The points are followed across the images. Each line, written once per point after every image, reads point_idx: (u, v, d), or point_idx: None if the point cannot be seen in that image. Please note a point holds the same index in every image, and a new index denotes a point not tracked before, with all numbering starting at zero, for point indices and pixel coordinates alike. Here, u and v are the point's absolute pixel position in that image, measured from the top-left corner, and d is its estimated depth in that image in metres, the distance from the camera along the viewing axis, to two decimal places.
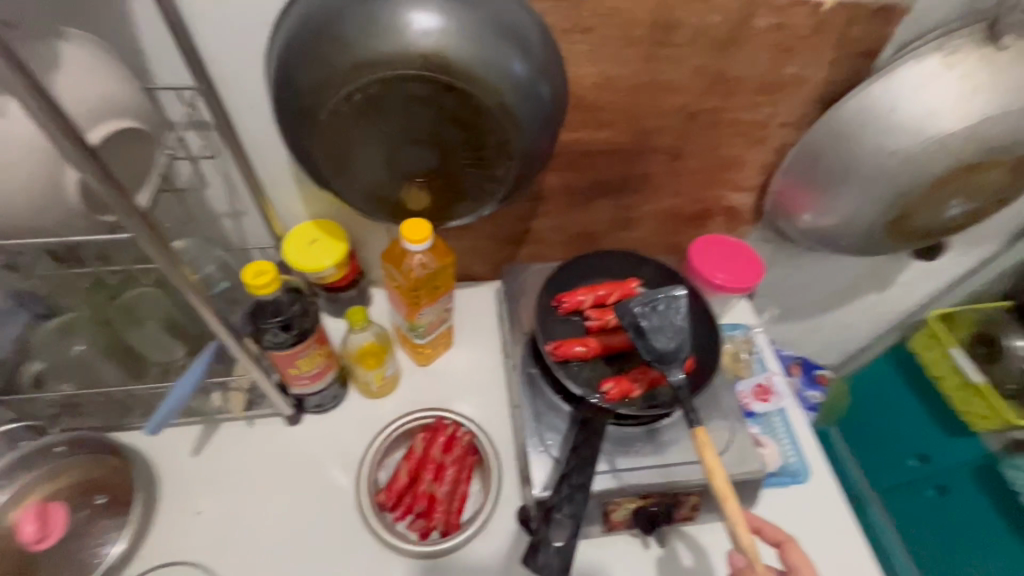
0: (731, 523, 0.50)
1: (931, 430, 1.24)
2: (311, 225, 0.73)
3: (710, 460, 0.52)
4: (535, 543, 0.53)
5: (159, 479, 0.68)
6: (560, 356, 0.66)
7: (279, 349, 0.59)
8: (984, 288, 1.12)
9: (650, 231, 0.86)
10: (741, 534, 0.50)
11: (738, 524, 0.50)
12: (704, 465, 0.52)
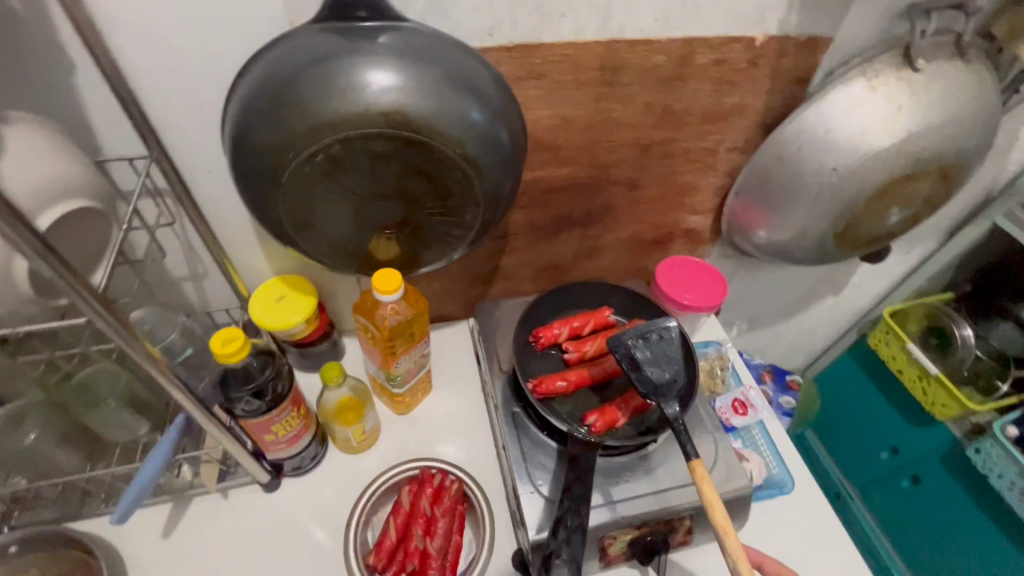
0: (733, 561, 0.50)
1: (896, 422, 1.29)
2: (278, 282, 0.72)
3: (708, 495, 0.52)
4: None
5: (127, 568, 0.63)
6: (543, 393, 0.66)
7: (253, 417, 0.57)
8: (928, 284, 1.19)
9: (616, 258, 0.88)
10: (743, 569, 0.50)
11: (740, 562, 0.50)
12: (702, 498, 0.53)
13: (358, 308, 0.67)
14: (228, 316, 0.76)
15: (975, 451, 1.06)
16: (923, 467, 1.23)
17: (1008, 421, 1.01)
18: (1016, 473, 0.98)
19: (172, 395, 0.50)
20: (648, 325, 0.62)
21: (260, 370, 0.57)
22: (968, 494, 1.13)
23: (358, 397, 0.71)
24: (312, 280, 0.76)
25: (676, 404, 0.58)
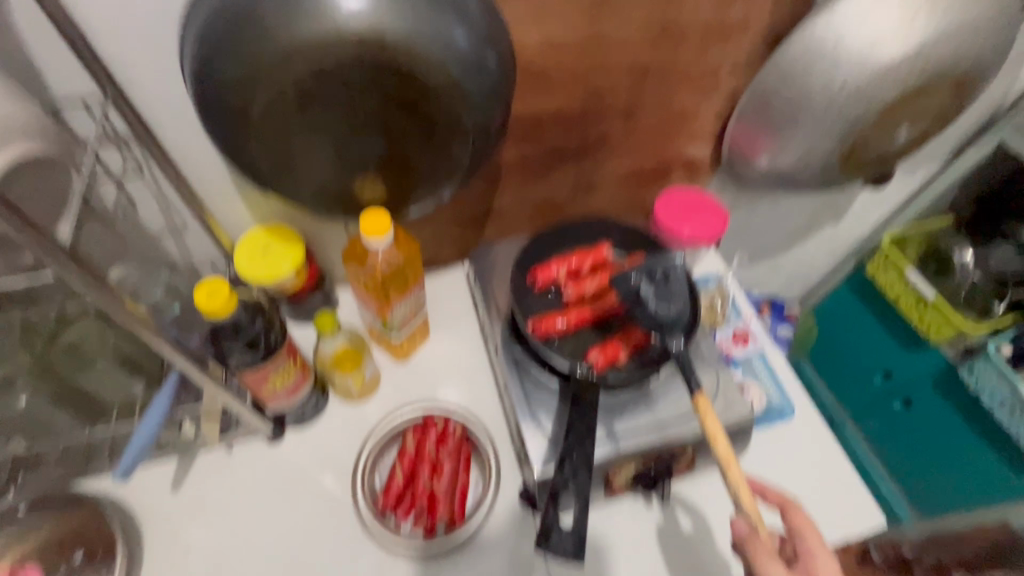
0: (734, 488, 0.52)
1: (892, 347, 1.30)
2: (261, 232, 0.68)
3: (711, 428, 0.54)
4: (545, 528, 0.51)
5: (140, 522, 0.64)
6: (542, 333, 0.65)
7: (249, 368, 0.56)
8: (930, 207, 1.17)
9: (613, 193, 0.85)
10: (743, 496, 0.52)
11: (741, 488, 0.52)
12: (705, 430, 0.54)
13: (347, 254, 0.64)
14: (213, 270, 0.73)
15: (968, 370, 1.07)
16: (914, 389, 1.26)
17: (1003, 341, 1.03)
18: (1009, 394, 1.00)
19: (159, 351, 0.48)
20: (653, 264, 0.63)
21: (251, 322, 0.55)
22: (959, 415, 1.17)
23: (354, 346, 0.70)
24: (298, 229, 0.72)
25: (680, 335, 0.59)
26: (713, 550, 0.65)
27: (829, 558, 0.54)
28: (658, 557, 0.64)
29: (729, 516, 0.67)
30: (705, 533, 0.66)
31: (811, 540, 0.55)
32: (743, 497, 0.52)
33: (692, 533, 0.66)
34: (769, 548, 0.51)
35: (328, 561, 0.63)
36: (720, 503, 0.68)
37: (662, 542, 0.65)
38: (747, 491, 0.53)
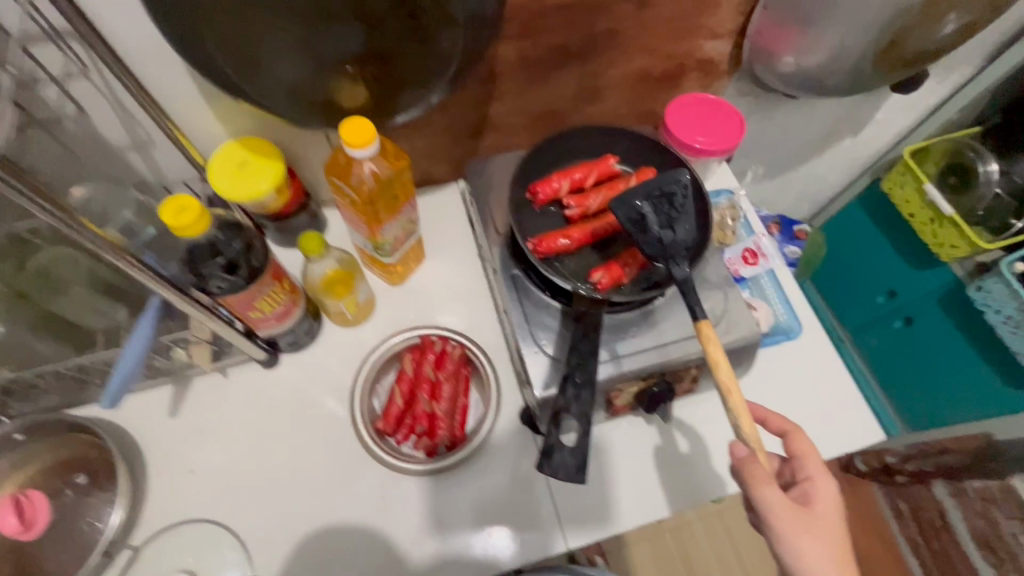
0: (734, 415, 0.51)
1: (899, 266, 1.27)
2: (235, 146, 0.62)
3: (714, 354, 0.51)
4: (548, 448, 0.50)
5: (141, 445, 0.64)
6: (544, 253, 0.60)
7: (233, 294, 0.52)
8: (960, 115, 1.09)
9: (619, 100, 0.78)
10: (743, 425, 0.51)
11: (741, 415, 0.51)
12: (707, 358, 0.52)
13: (330, 169, 0.59)
14: (188, 190, 0.68)
15: (976, 289, 1.05)
16: (918, 308, 1.25)
17: (1016, 259, 0.98)
18: (1014, 308, 0.98)
19: (130, 276, 0.44)
20: (657, 182, 0.57)
21: (227, 241, 0.52)
22: (960, 333, 1.16)
23: (346, 268, 0.66)
24: (275, 143, 0.66)
25: (688, 262, 0.56)
26: (711, 466, 0.66)
27: (829, 478, 0.54)
28: (655, 473, 0.65)
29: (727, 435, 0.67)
30: (701, 454, 0.67)
31: (812, 464, 0.56)
32: (743, 427, 0.51)
33: (688, 454, 0.66)
34: (766, 473, 0.50)
35: (331, 480, 0.63)
36: (719, 422, 0.68)
37: (659, 460, 0.66)
38: (749, 420, 0.51)
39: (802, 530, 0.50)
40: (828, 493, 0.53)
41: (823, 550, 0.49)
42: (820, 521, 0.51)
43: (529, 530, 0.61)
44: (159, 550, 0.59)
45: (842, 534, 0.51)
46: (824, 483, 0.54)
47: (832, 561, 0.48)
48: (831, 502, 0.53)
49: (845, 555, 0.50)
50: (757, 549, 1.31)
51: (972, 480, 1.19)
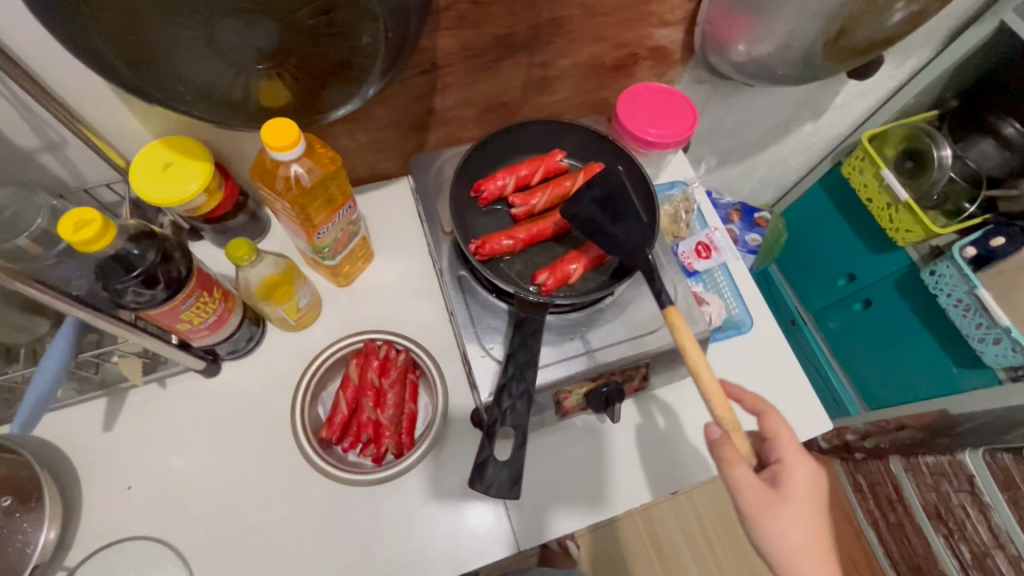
0: (708, 398, 0.49)
1: (858, 250, 1.29)
2: (158, 146, 0.59)
3: (681, 336, 0.50)
4: (480, 462, 0.49)
5: (74, 463, 0.61)
6: (486, 255, 0.59)
7: (155, 309, 0.49)
8: (917, 100, 1.09)
9: (572, 90, 0.75)
10: (718, 408, 0.49)
11: (713, 398, 0.49)
12: (677, 342, 0.51)
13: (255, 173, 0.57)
14: (113, 192, 0.64)
15: (929, 273, 1.07)
16: (877, 291, 1.27)
17: (967, 243, 1.00)
18: (965, 292, 1.00)
19: (35, 298, 0.44)
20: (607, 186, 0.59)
21: (139, 252, 0.49)
22: (916, 316, 1.19)
23: (284, 271, 0.63)
24: (204, 142, 0.63)
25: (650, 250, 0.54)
26: (664, 461, 0.66)
27: (807, 457, 0.53)
28: (638, 454, 0.66)
29: (693, 426, 0.68)
30: (677, 430, 0.68)
31: (788, 438, 0.54)
32: (716, 407, 0.49)
33: (667, 431, 0.68)
34: (736, 453, 0.50)
35: (277, 489, 0.62)
36: (673, 417, 0.69)
37: (637, 446, 0.67)
38: (722, 400, 0.50)
39: (770, 515, 0.50)
40: (803, 473, 0.52)
41: (793, 530, 0.49)
42: (789, 505, 0.50)
43: (478, 532, 0.61)
44: (96, 570, 0.57)
45: (817, 511, 0.51)
46: (798, 463, 0.52)
47: (799, 538, 0.49)
48: (803, 481, 0.51)
49: (819, 532, 0.50)
50: (724, 530, 1.34)
51: (923, 453, 1.23)
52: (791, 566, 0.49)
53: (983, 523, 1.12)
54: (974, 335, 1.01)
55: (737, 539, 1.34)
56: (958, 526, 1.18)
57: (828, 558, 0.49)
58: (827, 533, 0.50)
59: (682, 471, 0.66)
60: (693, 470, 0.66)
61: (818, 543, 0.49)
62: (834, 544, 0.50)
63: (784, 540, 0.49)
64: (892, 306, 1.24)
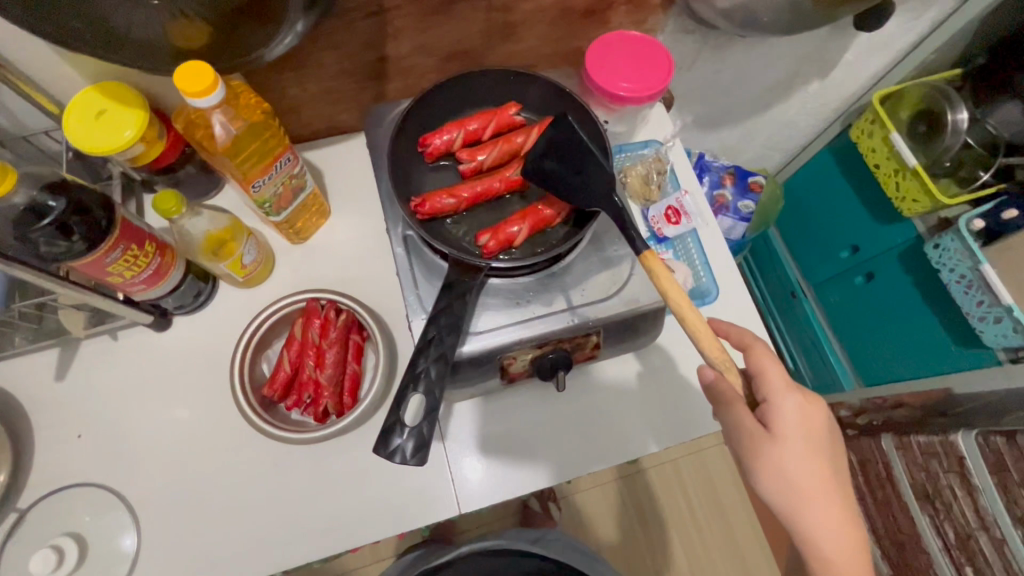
0: (694, 334, 0.48)
1: (865, 220, 1.21)
2: (93, 92, 0.56)
3: (662, 279, 0.48)
4: (387, 430, 0.48)
5: (27, 410, 0.63)
6: (428, 214, 0.56)
7: (76, 260, 0.49)
8: (935, 56, 1.00)
9: (540, 39, 0.70)
10: (710, 350, 0.49)
11: (701, 334, 0.48)
12: (658, 288, 0.49)
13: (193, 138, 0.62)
14: (54, 139, 0.63)
15: (933, 247, 1.00)
16: (880, 264, 1.20)
17: (976, 215, 0.93)
18: (970, 267, 0.93)
19: None
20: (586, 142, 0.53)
21: (53, 203, 0.48)
22: (918, 292, 1.13)
23: (226, 227, 0.61)
24: (141, 88, 0.60)
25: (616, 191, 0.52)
26: (660, 411, 0.66)
27: (794, 389, 0.49)
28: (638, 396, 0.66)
29: (649, 398, 0.66)
30: (672, 367, 0.68)
31: (777, 377, 0.50)
32: (708, 349, 0.48)
33: (630, 398, 0.66)
34: (734, 392, 0.50)
35: (221, 445, 0.62)
36: (661, 377, 0.67)
37: (627, 398, 0.66)
38: (711, 339, 0.49)
39: (762, 457, 0.48)
40: (792, 409, 0.49)
41: (789, 469, 0.48)
42: (781, 446, 0.48)
43: (470, 478, 0.62)
44: (44, 514, 0.58)
45: (813, 443, 0.48)
46: (784, 398, 0.49)
47: (795, 476, 0.47)
48: (791, 419, 0.48)
49: (816, 464, 0.48)
50: (707, 497, 1.34)
51: (914, 433, 1.15)
52: (794, 504, 0.48)
53: (970, 504, 1.04)
54: (974, 314, 0.95)
55: (719, 506, 1.33)
56: (944, 506, 1.10)
57: (829, 487, 0.48)
58: (826, 464, 0.48)
59: (634, 439, 0.65)
60: (681, 427, 0.65)
61: (815, 475, 0.48)
62: (835, 471, 0.49)
63: (781, 477, 0.48)
64: (893, 279, 1.18)
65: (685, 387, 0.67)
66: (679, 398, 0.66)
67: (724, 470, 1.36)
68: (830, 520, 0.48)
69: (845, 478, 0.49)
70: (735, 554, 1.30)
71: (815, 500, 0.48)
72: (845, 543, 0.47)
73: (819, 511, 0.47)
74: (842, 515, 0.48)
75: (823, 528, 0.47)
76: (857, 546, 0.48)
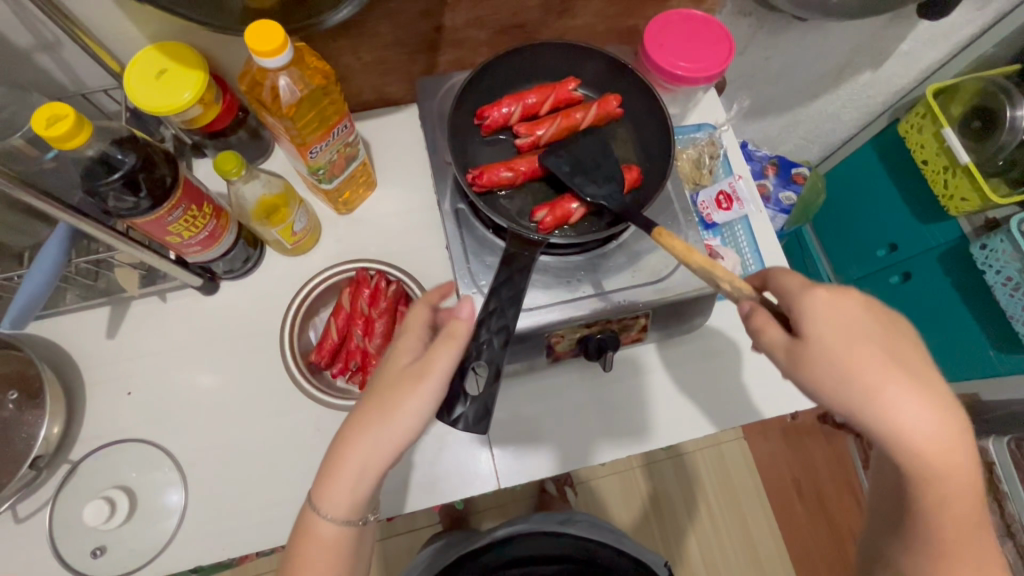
0: (730, 282, 0.46)
1: (904, 218, 1.18)
2: (155, 51, 0.56)
3: (678, 245, 0.48)
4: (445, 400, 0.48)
5: (78, 364, 0.64)
6: (483, 187, 0.56)
7: (140, 218, 0.49)
8: (996, 50, 0.97)
9: (596, 14, 0.68)
10: (741, 284, 0.46)
11: (735, 279, 0.46)
12: (676, 253, 0.48)
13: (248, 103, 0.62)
14: (111, 99, 0.64)
15: (979, 247, 0.97)
16: (919, 263, 1.17)
17: None
18: (1017, 269, 0.91)
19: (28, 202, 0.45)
20: (592, 146, 0.58)
21: (122, 156, 0.49)
22: (958, 292, 1.09)
23: (280, 193, 0.61)
24: (200, 51, 0.60)
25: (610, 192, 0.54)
26: (702, 398, 0.65)
27: (815, 287, 0.42)
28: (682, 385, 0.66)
29: (692, 383, 0.66)
30: (717, 355, 0.67)
31: (793, 280, 0.44)
32: (740, 286, 0.46)
33: (673, 385, 0.66)
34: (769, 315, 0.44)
35: (266, 408, 0.63)
36: (706, 362, 0.67)
37: (673, 386, 0.66)
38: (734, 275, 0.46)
39: (806, 363, 0.40)
40: (818, 305, 0.41)
41: (838, 362, 0.39)
42: (816, 345, 0.40)
43: (499, 462, 0.62)
44: (98, 465, 0.60)
45: (858, 333, 0.39)
46: (805, 300, 0.42)
47: (848, 372, 0.38)
48: (819, 314, 0.40)
49: (868, 353, 0.38)
50: (723, 492, 1.34)
51: None
52: (862, 407, 0.38)
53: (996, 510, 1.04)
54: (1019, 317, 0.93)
55: (736, 502, 1.33)
56: None
57: (898, 376, 0.38)
58: (880, 348, 0.39)
59: (676, 427, 0.64)
60: (724, 416, 0.65)
61: (871, 365, 0.38)
62: (897, 358, 0.39)
63: (833, 380, 0.39)
64: (932, 279, 1.14)
65: (730, 376, 0.66)
66: (720, 386, 0.66)
67: (743, 466, 1.36)
68: (917, 413, 0.37)
69: (915, 357, 0.39)
70: (750, 550, 1.30)
71: (882, 395, 0.38)
72: (941, 434, 0.37)
73: (897, 408, 0.37)
74: (927, 403, 0.37)
75: (908, 428, 0.37)
76: (958, 433, 0.37)
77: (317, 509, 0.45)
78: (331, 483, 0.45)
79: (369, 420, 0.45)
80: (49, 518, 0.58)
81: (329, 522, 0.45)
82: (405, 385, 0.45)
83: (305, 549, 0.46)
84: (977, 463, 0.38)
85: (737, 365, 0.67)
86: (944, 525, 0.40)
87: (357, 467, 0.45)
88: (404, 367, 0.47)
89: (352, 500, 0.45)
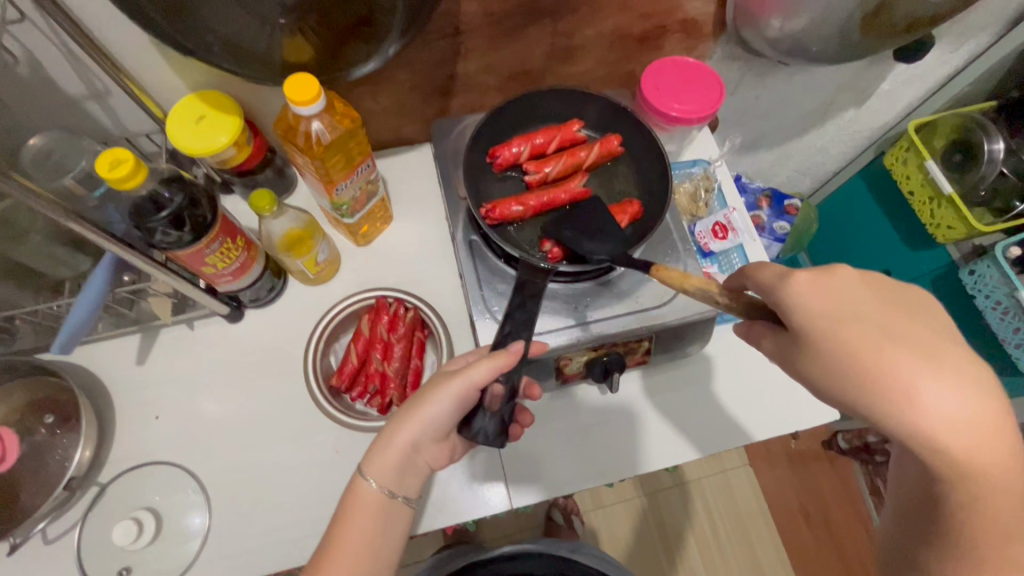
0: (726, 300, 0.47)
1: (894, 246, 1.23)
2: (196, 99, 0.62)
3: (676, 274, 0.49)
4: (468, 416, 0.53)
5: (108, 390, 0.67)
6: (497, 220, 0.61)
7: (182, 250, 0.54)
8: (972, 89, 1.03)
9: (596, 61, 0.74)
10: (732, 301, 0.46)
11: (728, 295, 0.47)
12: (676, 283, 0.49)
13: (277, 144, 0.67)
14: (152, 142, 0.69)
15: (968, 272, 1.00)
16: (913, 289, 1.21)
17: (1012, 243, 0.92)
18: (1005, 293, 0.94)
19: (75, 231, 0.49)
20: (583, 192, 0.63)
21: (169, 195, 0.53)
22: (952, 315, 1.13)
23: (305, 227, 0.66)
24: (235, 97, 0.66)
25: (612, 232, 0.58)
26: (705, 420, 0.68)
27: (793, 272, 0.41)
28: (686, 406, 0.69)
29: (695, 403, 0.69)
30: (718, 377, 0.70)
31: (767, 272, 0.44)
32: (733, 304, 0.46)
33: (677, 406, 0.69)
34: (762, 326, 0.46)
35: (286, 431, 0.66)
36: (708, 383, 0.70)
37: (677, 407, 0.69)
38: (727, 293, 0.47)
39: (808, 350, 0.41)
40: (804, 291, 0.40)
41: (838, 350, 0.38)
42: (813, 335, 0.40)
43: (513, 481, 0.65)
44: (126, 488, 0.62)
45: (858, 319, 0.38)
46: (786, 290, 0.41)
47: (848, 359, 0.38)
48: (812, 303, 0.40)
49: (866, 338, 0.38)
50: (731, 519, 1.34)
51: None
52: (873, 394, 0.37)
53: None
54: (1011, 340, 0.96)
55: (744, 530, 1.33)
56: None
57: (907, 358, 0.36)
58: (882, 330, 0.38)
59: (682, 447, 0.67)
60: (727, 435, 0.68)
61: (875, 352, 0.37)
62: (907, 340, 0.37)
63: (835, 368, 0.39)
64: None
65: (731, 397, 0.69)
66: (722, 407, 0.69)
67: (751, 496, 1.35)
68: (934, 394, 0.35)
69: (926, 334, 0.37)
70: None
71: (892, 382, 0.36)
72: (962, 412, 0.35)
73: (901, 386, 0.36)
74: (947, 386, 0.35)
75: (920, 408, 0.35)
76: (984, 412, 0.35)
77: (362, 472, 0.49)
78: (375, 448, 0.49)
79: (413, 401, 0.51)
80: (78, 538, 0.60)
81: (371, 486, 0.49)
82: (443, 376, 0.50)
83: (345, 516, 0.48)
84: (1014, 449, 0.35)
85: (737, 386, 0.70)
86: (987, 524, 0.36)
87: (395, 447, 0.49)
88: (451, 371, 0.52)
89: (394, 467, 0.49)
